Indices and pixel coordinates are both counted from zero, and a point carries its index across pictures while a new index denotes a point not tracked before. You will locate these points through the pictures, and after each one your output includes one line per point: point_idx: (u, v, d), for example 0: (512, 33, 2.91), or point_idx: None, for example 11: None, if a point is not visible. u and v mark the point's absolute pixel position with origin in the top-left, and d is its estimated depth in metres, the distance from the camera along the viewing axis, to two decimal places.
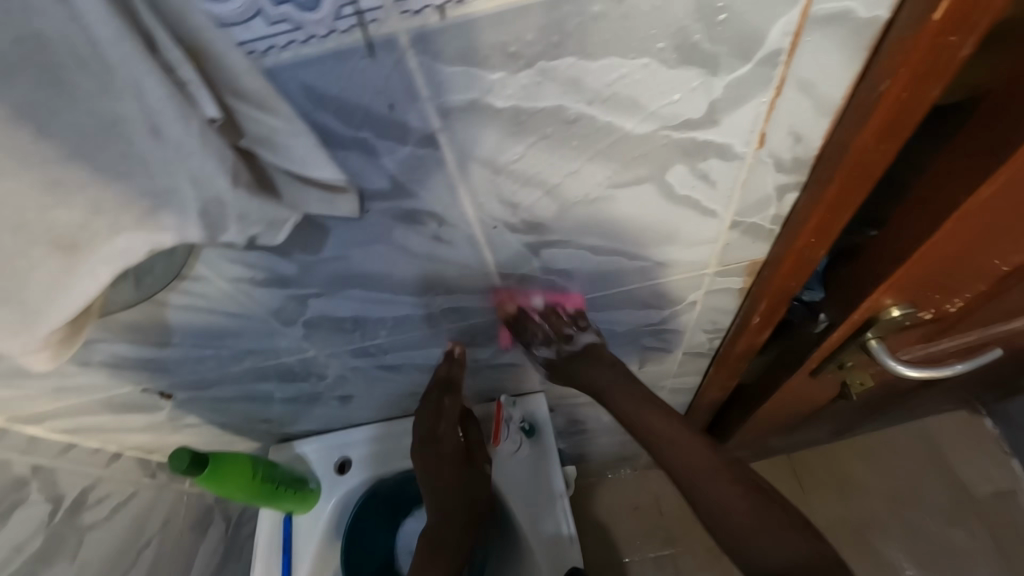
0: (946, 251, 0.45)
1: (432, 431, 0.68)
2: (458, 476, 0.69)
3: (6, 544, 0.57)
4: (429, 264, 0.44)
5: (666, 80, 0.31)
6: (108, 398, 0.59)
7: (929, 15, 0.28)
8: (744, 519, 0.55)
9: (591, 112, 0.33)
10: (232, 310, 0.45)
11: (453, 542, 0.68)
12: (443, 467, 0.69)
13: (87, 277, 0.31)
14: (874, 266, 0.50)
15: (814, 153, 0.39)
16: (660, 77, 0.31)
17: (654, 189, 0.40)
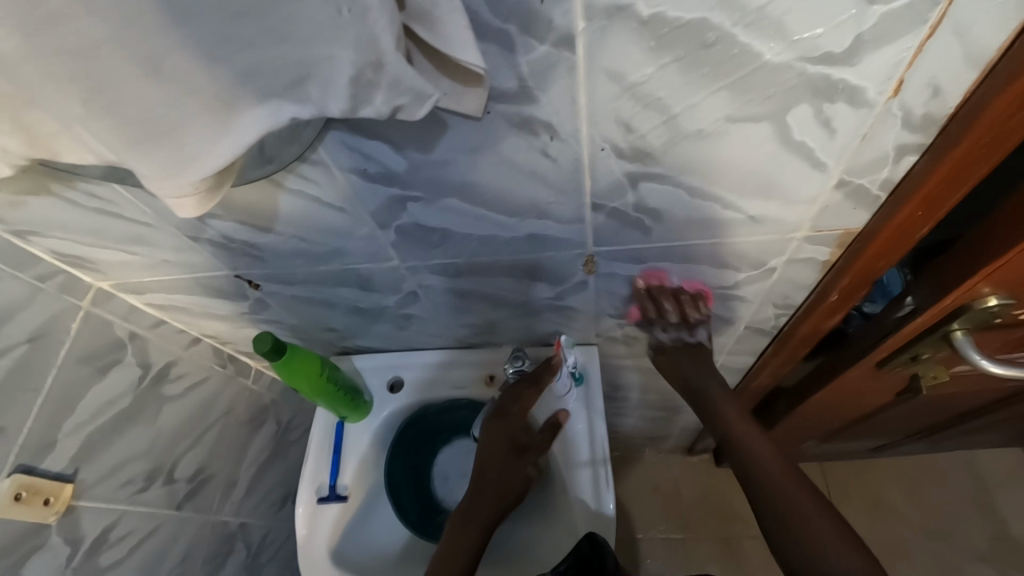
0: None
1: (504, 406, 0.74)
2: (506, 459, 0.73)
3: (101, 397, 0.64)
4: (529, 184, 0.45)
5: (819, 6, 0.31)
6: (203, 279, 0.64)
7: None
8: (806, 510, 0.53)
9: (732, 33, 0.33)
10: (336, 202, 0.48)
11: (482, 519, 0.70)
12: (496, 449, 0.73)
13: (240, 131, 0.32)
14: (975, 249, 0.48)
15: (948, 113, 0.38)
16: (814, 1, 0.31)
17: (772, 130, 0.39)
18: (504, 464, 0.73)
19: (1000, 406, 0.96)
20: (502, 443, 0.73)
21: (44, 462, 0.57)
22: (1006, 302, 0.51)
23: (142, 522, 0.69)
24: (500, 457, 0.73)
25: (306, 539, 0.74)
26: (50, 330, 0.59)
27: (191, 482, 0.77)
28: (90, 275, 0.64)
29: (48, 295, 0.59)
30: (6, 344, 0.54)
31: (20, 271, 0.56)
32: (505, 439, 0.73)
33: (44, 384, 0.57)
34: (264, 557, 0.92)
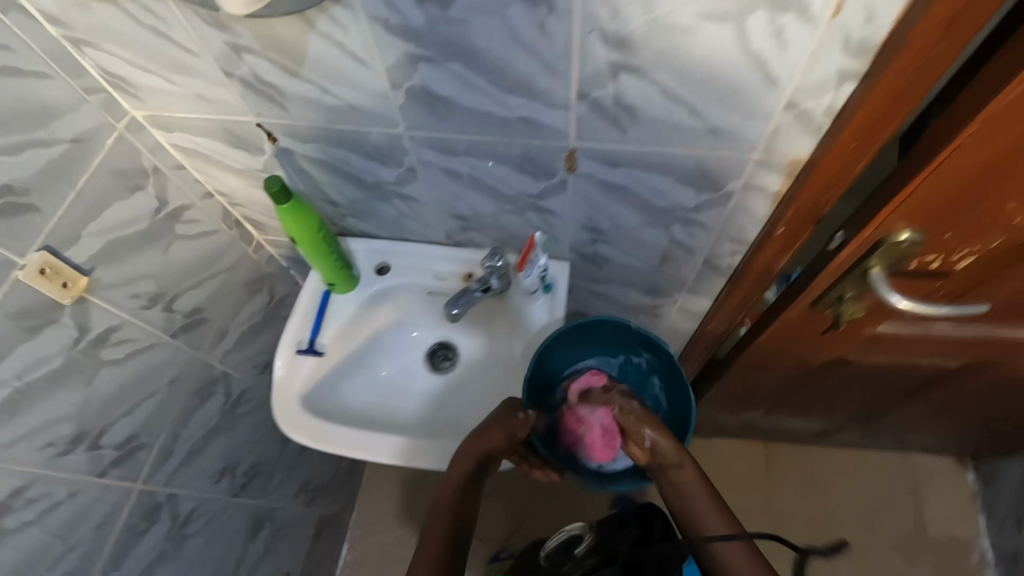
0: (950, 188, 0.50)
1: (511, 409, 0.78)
2: (503, 437, 0.77)
3: (124, 214, 0.71)
4: (526, 60, 0.52)
5: None
6: (227, 125, 0.71)
7: None
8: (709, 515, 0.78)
9: None
10: (359, 53, 0.55)
11: (481, 454, 0.77)
12: (472, 450, 0.77)
13: None
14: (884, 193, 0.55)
15: (881, 39, 0.45)
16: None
17: (731, 34, 0.46)
18: (476, 458, 0.77)
19: (920, 390, 1.04)
20: (486, 442, 0.77)
21: (68, 250, 0.65)
22: (915, 238, 0.57)
23: (141, 335, 0.77)
24: (470, 459, 0.77)
25: (283, 382, 0.82)
26: (90, 137, 0.66)
27: (187, 317, 0.85)
28: (128, 103, 0.71)
29: (91, 108, 0.66)
30: (52, 137, 0.61)
31: (71, 78, 0.63)
32: (486, 445, 0.77)
33: (78, 184, 0.65)
34: (242, 409, 1.01)
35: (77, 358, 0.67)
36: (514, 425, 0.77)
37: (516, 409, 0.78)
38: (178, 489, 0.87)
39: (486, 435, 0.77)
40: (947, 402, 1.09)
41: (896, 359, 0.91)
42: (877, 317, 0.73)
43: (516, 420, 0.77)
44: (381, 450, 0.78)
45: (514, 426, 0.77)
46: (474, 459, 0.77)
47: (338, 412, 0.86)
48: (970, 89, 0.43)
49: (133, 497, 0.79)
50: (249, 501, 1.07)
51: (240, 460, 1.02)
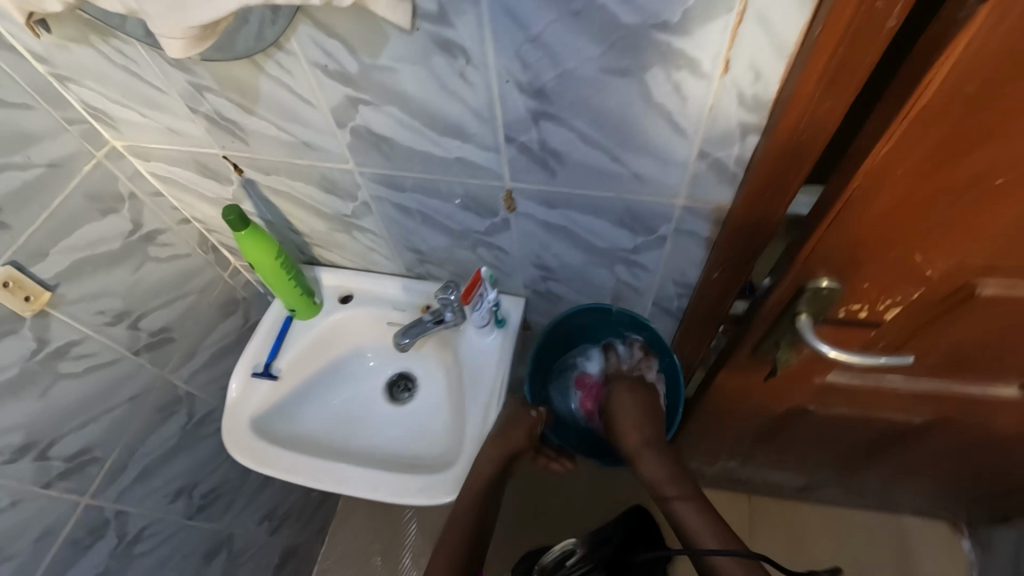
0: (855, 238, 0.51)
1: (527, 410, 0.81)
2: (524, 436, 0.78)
3: (96, 234, 0.76)
4: (454, 106, 0.56)
5: None
6: (197, 156, 0.76)
7: None
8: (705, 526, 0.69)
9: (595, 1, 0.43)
10: (305, 95, 0.60)
11: (496, 457, 0.76)
12: (493, 453, 0.76)
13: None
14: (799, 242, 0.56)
15: (773, 95, 0.47)
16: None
17: (634, 87, 0.49)
18: (501, 459, 0.77)
19: (894, 448, 1.00)
20: (508, 446, 0.77)
21: (35, 266, 0.69)
22: (834, 287, 0.57)
23: (102, 351, 0.80)
24: (495, 463, 0.76)
25: (235, 403, 0.84)
26: (66, 163, 0.71)
27: (152, 336, 0.88)
28: (109, 133, 0.77)
29: (70, 137, 0.71)
30: (30, 161, 0.67)
31: (54, 110, 0.69)
32: (506, 447, 0.77)
33: (51, 205, 0.70)
34: (205, 430, 1.03)
35: (34, 369, 0.71)
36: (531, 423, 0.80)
37: (531, 408, 0.81)
38: (128, 507, 0.88)
39: (507, 434, 0.78)
40: (925, 463, 1.04)
41: (858, 414, 0.88)
42: (821, 364, 0.72)
43: (531, 417, 0.80)
44: (362, 489, 0.76)
45: (533, 424, 0.79)
46: (494, 461, 0.76)
47: (291, 440, 0.85)
48: (852, 147, 0.45)
49: (78, 511, 0.80)
50: (206, 525, 1.07)
51: (198, 482, 1.03)
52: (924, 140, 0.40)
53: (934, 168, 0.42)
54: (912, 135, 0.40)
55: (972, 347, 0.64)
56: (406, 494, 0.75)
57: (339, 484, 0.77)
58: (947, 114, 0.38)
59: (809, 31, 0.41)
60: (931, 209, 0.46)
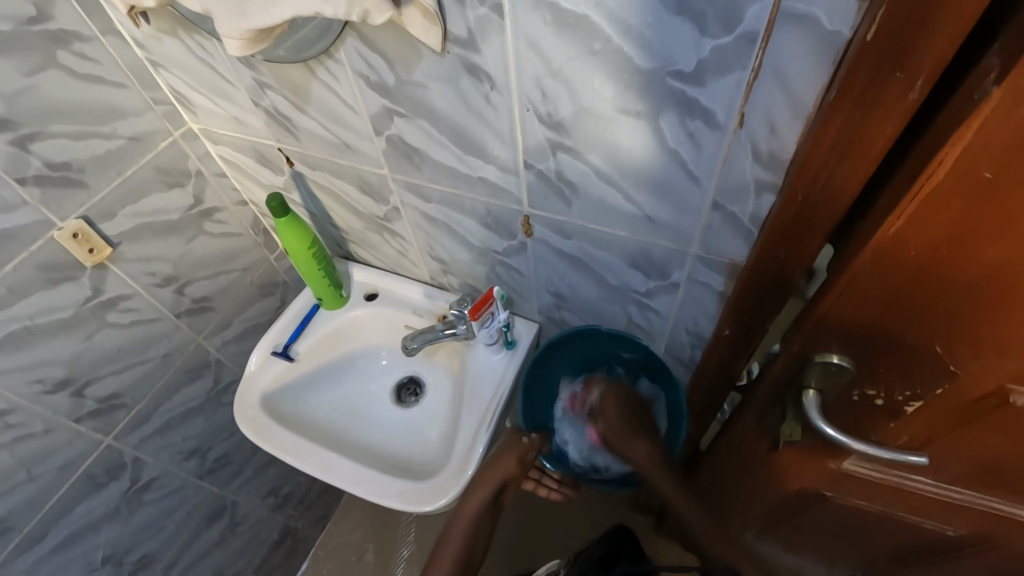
0: (867, 315, 0.48)
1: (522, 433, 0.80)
2: (513, 467, 0.76)
3: (161, 202, 0.85)
4: (478, 128, 0.58)
5: (668, 36, 0.41)
6: (256, 145, 0.83)
7: (865, 37, 0.35)
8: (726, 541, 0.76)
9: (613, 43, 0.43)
10: (348, 101, 0.64)
11: (486, 483, 0.75)
12: (485, 477, 0.75)
13: (282, 8, 0.48)
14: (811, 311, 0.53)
15: (790, 154, 0.46)
16: (671, 26, 0.40)
17: (649, 129, 0.49)
18: (491, 485, 0.75)
19: (920, 557, 0.90)
20: (499, 471, 0.75)
21: (102, 223, 0.78)
22: (845, 364, 0.53)
23: (148, 308, 0.88)
24: (488, 487, 0.75)
25: (251, 375, 0.89)
26: (146, 138, 0.80)
27: (195, 303, 0.96)
28: (187, 115, 0.85)
29: (153, 115, 0.81)
30: (115, 132, 0.76)
31: (143, 90, 0.78)
32: (497, 473, 0.75)
33: (126, 171, 0.79)
34: (226, 397, 1.10)
35: (84, 314, 0.79)
36: (520, 450, 0.78)
37: (522, 433, 0.80)
38: (144, 455, 0.95)
39: (498, 461, 0.76)
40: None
41: (878, 511, 0.80)
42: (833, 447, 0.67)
43: (522, 443, 0.78)
44: (347, 481, 0.77)
45: (524, 451, 0.77)
46: (481, 485, 0.75)
47: (296, 425, 0.88)
48: (865, 220, 0.42)
49: (100, 449, 0.87)
50: (213, 486, 1.13)
51: (212, 445, 1.09)
52: (936, 221, 0.37)
53: (949, 254, 0.39)
54: (924, 213, 0.37)
55: (1009, 460, 0.57)
56: (386, 496, 0.75)
57: (326, 472, 0.79)
58: (961, 197, 0.35)
59: (827, 94, 0.40)
60: (948, 298, 0.42)
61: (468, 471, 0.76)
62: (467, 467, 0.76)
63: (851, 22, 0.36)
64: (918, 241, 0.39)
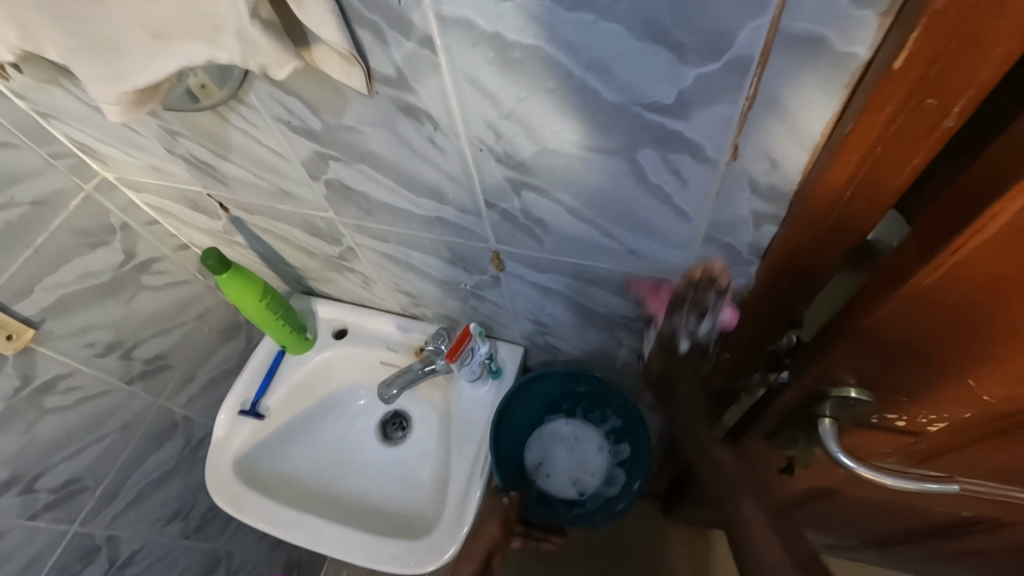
0: (890, 352, 0.42)
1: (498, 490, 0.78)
2: (499, 531, 0.76)
3: (86, 266, 0.75)
4: (428, 170, 0.50)
5: (641, 67, 0.33)
6: (182, 192, 0.73)
7: (890, 63, 0.28)
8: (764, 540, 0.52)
9: (573, 77, 0.35)
10: (273, 147, 0.55)
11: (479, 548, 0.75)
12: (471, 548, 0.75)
13: (163, 66, 0.38)
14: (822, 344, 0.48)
15: (793, 186, 0.39)
16: (643, 57, 0.33)
17: (625, 166, 0.41)
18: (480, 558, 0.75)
19: (918, 530, 0.88)
20: (483, 542, 0.75)
21: (18, 305, 0.68)
22: (864, 398, 0.49)
23: (92, 382, 0.79)
24: (475, 563, 0.74)
25: (220, 441, 0.82)
26: (52, 200, 0.70)
27: (147, 364, 0.87)
28: (98, 165, 0.75)
29: (57, 172, 0.70)
30: (13, 201, 0.65)
31: (38, 146, 0.67)
32: (482, 543, 0.74)
33: (35, 242, 0.68)
34: (202, 452, 1.03)
35: (18, 406, 0.70)
36: (502, 510, 0.77)
37: (502, 493, 0.77)
38: (119, 532, 0.88)
39: (481, 532, 0.75)
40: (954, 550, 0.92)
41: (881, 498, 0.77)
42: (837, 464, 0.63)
43: (502, 505, 0.77)
44: (337, 550, 0.73)
45: (505, 515, 0.76)
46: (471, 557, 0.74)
47: (280, 489, 0.83)
48: (889, 260, 0.36)
49: (67, 539, 0.80)
50: (203, 542, 1.07)
51: (194, 502, 1.03)
52: (981, 273, 0.31)
53: (997, 298, 0.33)
54: (973, 261, 0.31)
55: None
56: (380, 561, 0.71)
57: (315, 541, 0.74)
58: (1020, 246, 0.29)
59: (846, 126, 0.32)
60: (988, 338, 0.37)
61: (464, 525, 0.71)
62: (463, 519, 0.71)
63: (867, 43, 0.28)
64: (959, 287, 0.33)
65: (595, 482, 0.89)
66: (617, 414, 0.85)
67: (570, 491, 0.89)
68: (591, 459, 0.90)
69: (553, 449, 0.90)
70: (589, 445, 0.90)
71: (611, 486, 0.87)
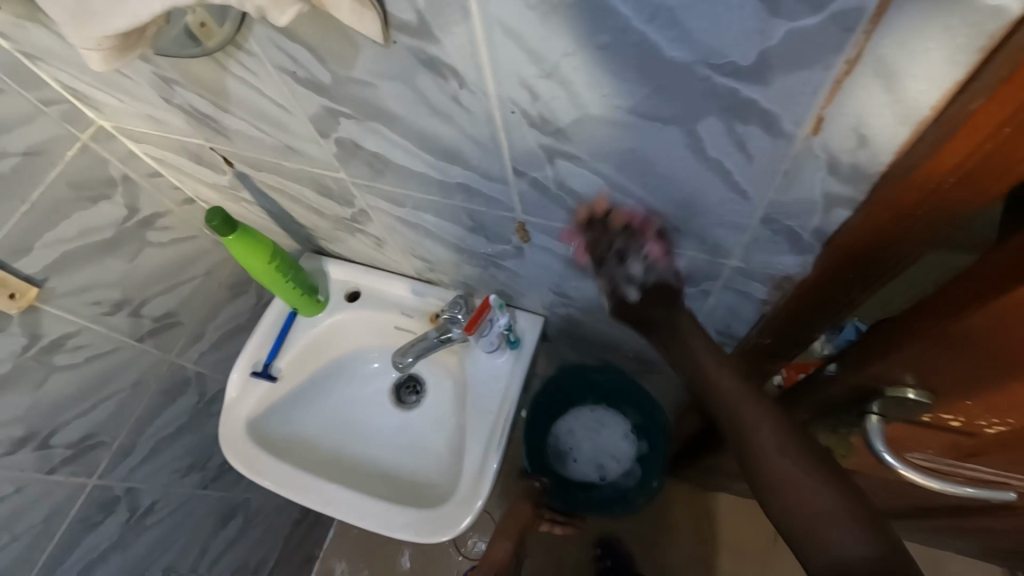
0: (969, 356, 0.38)
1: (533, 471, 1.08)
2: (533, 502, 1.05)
3: (86, 221, 0.71)
4: (450, 133, 0.44)
5: (718, 19, 0.27)
6: (182, 144, 0.68)
7: None
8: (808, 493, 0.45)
9: (630, 29, 0.29)
10: (277, 100, 0.49)
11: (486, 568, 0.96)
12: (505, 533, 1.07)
13: (144, 6, 0.33)
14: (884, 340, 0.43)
15: (881, 169, 0.33)
16: (723, 7, 0.26)
17: (680, 137, 0.36)
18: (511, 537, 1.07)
19: (923, 516, 0.86)
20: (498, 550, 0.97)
21: (18, 262, 0.65)
22: (922, 400, 0.45)
23: (101, 340, 0.77)
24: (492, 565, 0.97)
25: (232, 403, 0.81)
26: (46, 150, 0.65)
27: (156, 321, 0.85)
28: (93, 112, 0.70)
29: (49, 120, 0.65)
30: (3, 151, 0.61)
31: (25, 91, 0.62)
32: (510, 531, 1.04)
33: (31, 197, 0.64)
34: (217, 407, 1.03)
35: (27, 364, 0.69)
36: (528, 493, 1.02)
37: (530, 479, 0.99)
38: (138, 484, 0.90)
39: None
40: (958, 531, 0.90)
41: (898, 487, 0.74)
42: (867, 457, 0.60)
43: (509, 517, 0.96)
44: (351, 516, 0.72)
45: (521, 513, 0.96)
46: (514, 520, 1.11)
47: (294, 451, 0.82)
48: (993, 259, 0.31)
49: (87, 491, 0.81)
50: (220, 492, 1.09)
51: (210, 455, 1.04)
52: None
53: None
54: None
55: None
56: (394, 529, 0.71)
57: (328, 506, 0.74)
58: None
59: (971, 104, 0.26)
60: None
61: (479, 497, 0.70)
62: (479, 492, 0.70)
63: None
64: None
65: (617, 468, 1.08)
66: (636, 410, 1.04)
67: (592, 471, 1.09)
68: (615, 441, 1.08)
69: (576, 427, 1.09)
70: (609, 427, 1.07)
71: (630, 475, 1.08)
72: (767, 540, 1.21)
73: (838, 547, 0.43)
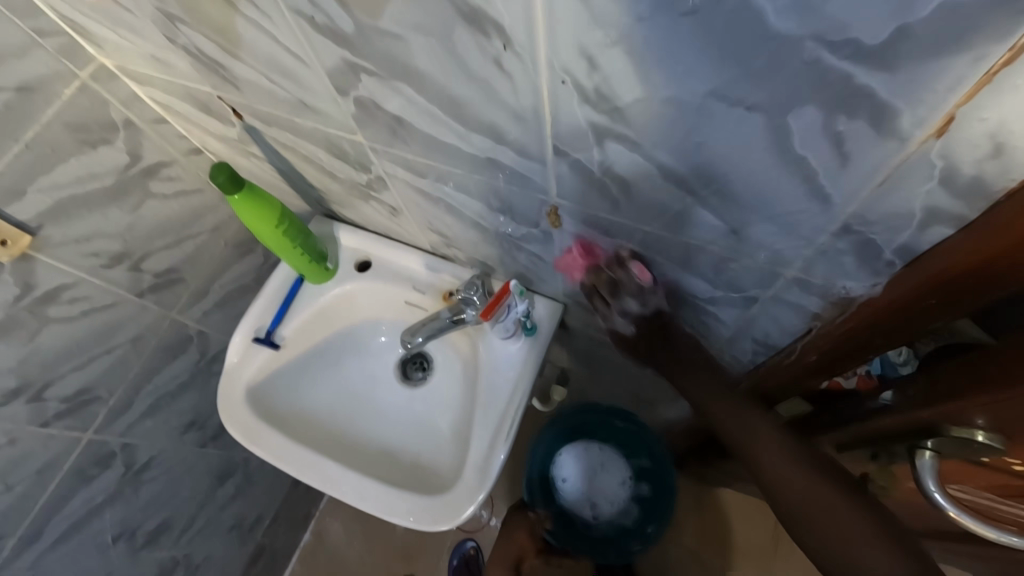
0: None
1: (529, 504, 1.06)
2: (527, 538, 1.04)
3: (84, 167, 0.67)
4: (485, 103, 0.39)
5: None
6: (189, 90, 0.63)
7: None
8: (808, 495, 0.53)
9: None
10: (292, 49, 0.43)
11: None
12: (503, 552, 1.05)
13: None
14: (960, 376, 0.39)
15: (1007, 187, 0.28)
16: None
17: (763, 129, 0.30)
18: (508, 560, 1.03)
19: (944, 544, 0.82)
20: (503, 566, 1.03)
21: (10, 207, 0.61)
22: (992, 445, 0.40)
23: (100, 293, 0.74)
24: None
25: (233, 368, 0.78)
26: (41, 86, 0.60)
27: (158, 277, 0.81)
28: (94, 48, 0.64)
29: (46, 53, 0.60)
30: None
31: (19, 19, 0.56)
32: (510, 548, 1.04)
33: (25, 137, 0.60)
34: (219, 367, 1.00)
35: (20, 315, 0.66)
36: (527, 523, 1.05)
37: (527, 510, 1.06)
38: (135, 440, 0.88)
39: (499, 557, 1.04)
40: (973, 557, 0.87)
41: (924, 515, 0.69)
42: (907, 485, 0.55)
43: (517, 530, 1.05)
44: (351, 497, 0.70)
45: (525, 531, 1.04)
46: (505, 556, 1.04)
47: (295, 424, 0.80)
48: None
49: (82, 445, 0.80)
50: (219, 451, 1.08)
51: (210, 415, 1.02)
52: None
53: None
54: None
55: None
56: (394, 513, 0.68)
57: (328, 484, 0.72)
58: None
59: None
60: None
61: (484, 489, 0.67)
62: (484, 484, 0.67)
63: None
64: None
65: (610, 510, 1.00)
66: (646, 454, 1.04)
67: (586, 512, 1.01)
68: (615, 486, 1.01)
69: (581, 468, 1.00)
70: (614, 471, 1.01)
71: (628, 516, 1.04)
72: (768, 537, 1.20)
73: (855, 548, 0.49)
